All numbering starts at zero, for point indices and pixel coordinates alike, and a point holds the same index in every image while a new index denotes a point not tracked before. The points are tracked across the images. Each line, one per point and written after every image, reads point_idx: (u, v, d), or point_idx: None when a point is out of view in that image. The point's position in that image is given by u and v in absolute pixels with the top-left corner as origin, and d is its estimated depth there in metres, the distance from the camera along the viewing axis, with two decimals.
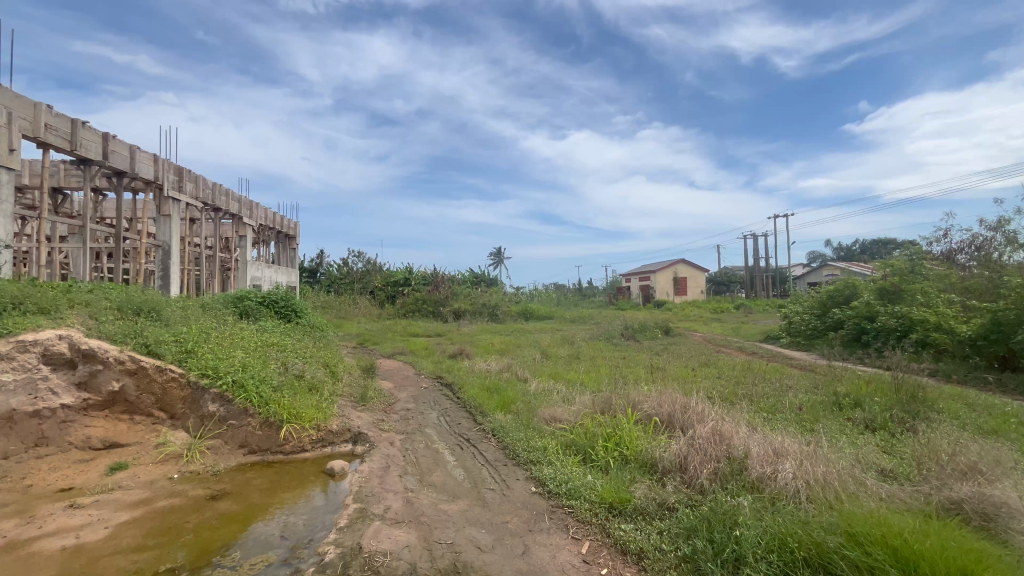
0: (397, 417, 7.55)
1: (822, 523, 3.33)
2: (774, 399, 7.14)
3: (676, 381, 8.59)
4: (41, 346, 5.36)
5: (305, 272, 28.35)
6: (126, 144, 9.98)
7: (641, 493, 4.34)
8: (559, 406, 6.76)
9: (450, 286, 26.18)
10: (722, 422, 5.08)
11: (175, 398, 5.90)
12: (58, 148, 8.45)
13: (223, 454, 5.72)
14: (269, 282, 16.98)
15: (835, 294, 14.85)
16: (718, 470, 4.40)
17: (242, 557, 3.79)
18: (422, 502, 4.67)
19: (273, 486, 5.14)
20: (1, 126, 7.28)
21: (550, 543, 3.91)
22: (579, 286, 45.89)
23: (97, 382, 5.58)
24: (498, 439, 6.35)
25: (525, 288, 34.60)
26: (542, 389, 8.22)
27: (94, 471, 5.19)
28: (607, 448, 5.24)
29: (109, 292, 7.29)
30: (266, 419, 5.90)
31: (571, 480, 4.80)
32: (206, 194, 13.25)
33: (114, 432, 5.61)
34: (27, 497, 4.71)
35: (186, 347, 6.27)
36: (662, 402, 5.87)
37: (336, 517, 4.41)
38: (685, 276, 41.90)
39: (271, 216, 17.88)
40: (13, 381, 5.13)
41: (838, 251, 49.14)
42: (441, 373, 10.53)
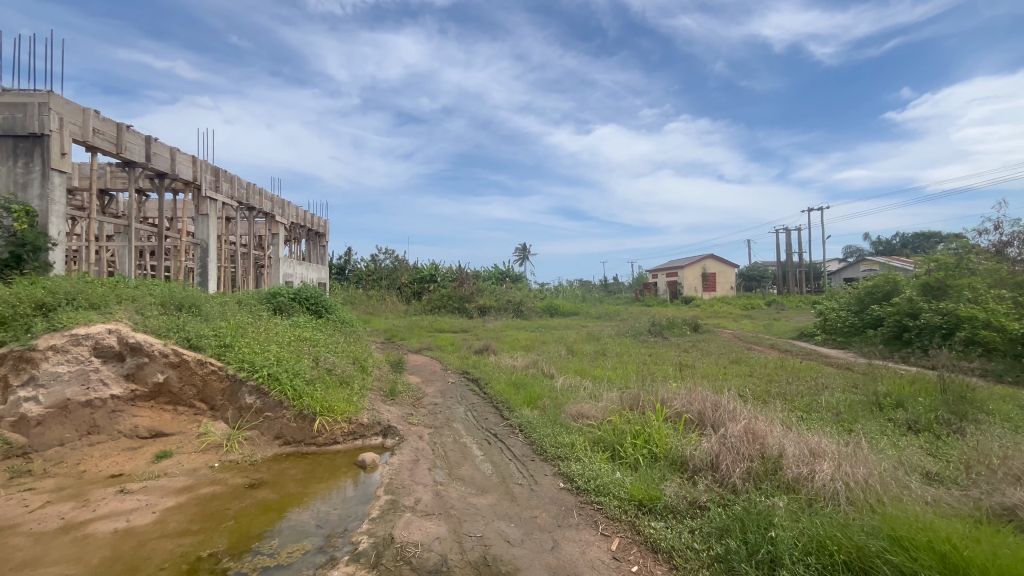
0: (425, 411, 7.67)
1: (862, 526, 3.23)
2: (809, 398, 6.91)
3: (706, 378, 8.42)
4: (92, 340, 5.64)
5: (334, 269, 29.03)
6: (167, 146, 10.41)
7: (671, 491, 4.29)
8: (586, 403, 6.74)
9: (475, 283, 26.35)
10: (754, 421, 4.96)
11: (216, 390, 6.13)
12: (105, 151, 8.87)
13: (260, 445, 5.92)
14: (301, 279, 17.46)
15: (874, 290, 14.19)
16: (751, 469, 4.31)
17: (279, 545, 3.91)
18: (451, 495, 4.73)
19: (307, 477, 5.29)
20: (54, 132, 7.68)
21: (579, 539, 3.91)
22: (605, 282, 45.48)
23: (144, 374, 5.83)
24: (525, 435, 6.37)
25: (549, 284, 34.41)
26: (569, 386, 8.18)
27: (142, 458, 5.46)
28: (635, 444, 5.19)
29: (153, 288, 7.63)
30: (300, 412, 6.09)
31: (599, 476, 4.78)
32: (241, 194, 13.69)
33: (160, 421, 5.85)
34: (81, 482, 5.00)
35: (224, 341, 6.51)
36: (692, 400, 5.78)
37: (368, 508, 4.50)
38: (714, 272, 40.94)
39: (303, 214, 18.39)
40: (67, 372, 5.45)
41: (876, 246, 47.16)
42: (467, 369, 10.61)
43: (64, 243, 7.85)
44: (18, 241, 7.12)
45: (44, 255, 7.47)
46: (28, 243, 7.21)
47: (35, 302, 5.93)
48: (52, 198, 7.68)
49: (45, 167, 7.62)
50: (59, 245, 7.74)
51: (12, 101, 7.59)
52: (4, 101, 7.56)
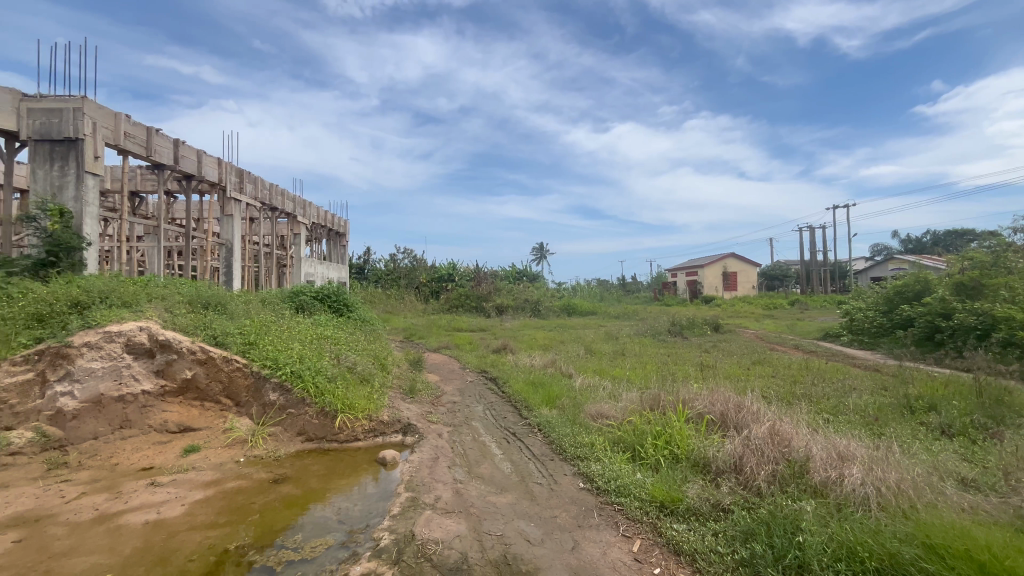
0: (445, 409, 7.72)
1: (894, 533, 3.14)
2: (836, 400, 6.73)
3: (728, 379, 8.28)
4: (124, 337, 5.82)
5: (354, 269, 29.39)
6: (194, 148, 10.69)
7: (694, 493, 4.23)
8: (605, 402, 6.68)
9: (492, 283, 26.39)
10: (780, 423, 4.85)
11: (241, 387, 6.27)
12: (136, 154, 9.14)
13: (283, 441, 6.03)
14: (321, 278, 17.74)
15: (904, 289, 13.75)
16: (776, 472, 4.22)
17: (303, 539, 3.98)
18: (471, 493, 4.74)
19: (329, 473, 5.38)
20: (88, 136, 7.95)
21: (600, 540, 3.88)
22: (623, 281, 45.09)
23: (173, 370, 5.99)
24: (544, 434, 6.36)
25: (566, 284, 34.21)
26: (587, 386, 8.14)
27: (171, 452, 5.61)
28: (656, 445, 5.13)
29: (181, 287, 7.85)
30: (322, 409, 6.19)
31: (619, 477, 4.74)
32: (264, 195, 13.98)
33: (188, 416, 6.01)
34: (114, 475, 5.17)
35: (249, 339, 6.65)
36: (714, 401, 5.68)
37: (389, 505, 4.55)
38: (735, 271, 40.20)
39: (323, 215, 18.67)
40: (101, 368, 5.62)
41: (905, 244, 45.68)
42: (485, 368, 10.64)
43: (96, 243, 8.11)
44: (54, 242, 7.39)
45: (78, 254, 7.73)
46: (62, 244, 7.47)
47: (71, 300, 6.20)
48: (86, 200, 7.95)
49: (80, 170, 7.89)
50: (92, 245, 8.00)
51: (48, 107, 7.85)
52: (41, 106, 7.83)
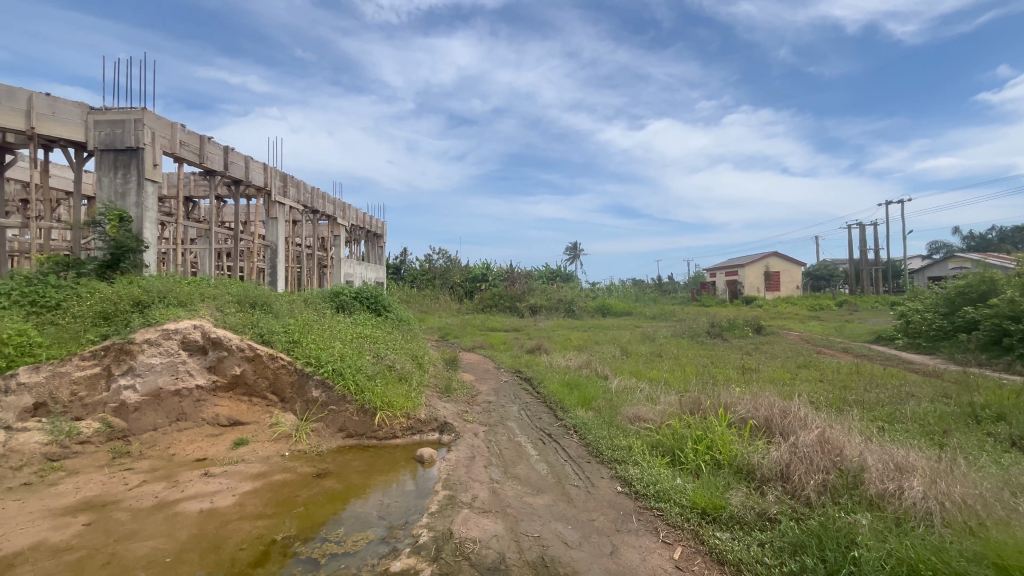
0: (480, 408, 7.78)
1: (962, 551, 2.94)
2: (891, 407, 6.36)
3: (772, 383, 7.95)
4: (180, 334, 6.15)
5: (391, 269, 30.05)
6: (242, 155, 11.21)
7: (737, 501, 4.09)
8: (643, 405, 6.56)
9: (525, 283, 26.41)
10: (830, 429, 4.63)
11: (286, 383, 6.52)
12: (190, 161, 9.66)
13: (325, 436, 6.23)
14: (360, 278, 18.25)
15: (966, 289, 12.85)
16: (827, 482, 4.03)
17: (345, 533, 4.09)
18: (507, 493, 4.75)
19: (369, 469, 5.51)
20: (147, 145, 8.46)
21: (640, 545, 3.81)
22: (659, 281, 44.14)
23: (223, 366, 6.29)
24: (580, 436, 6.30)
25: (600, 284, 33.78)
26: (624, 387, 8.00)
27: (222, 444, 5.90)
28: (696, 450, 5.00)
29: (231, 287, 8.24)
30: (362, 406, 6.36)
31: (659, 482, 4.64)
32: (306, 198, 14.50)
33: (237, 410, 6.30)
34: (172, 465, 5.47)
35: (293, 338, 6.91)
36: (758, 405, 5.47)
37: (427, 502, 4.62)
38: (778, 270, 38.66)
39: (362, 216, 19.18)
40: (159, 363, 5.96)
41: (967, 241, 42.67)
42: (519, 368, 10.66)
43: (155, 246, 8.61)
44: (116, 245, 7.86)
45: (138, 256, 8.22)
46: (124, 247, 7.94)
47: (133, 300, 6.60)
48: (146, 206, 8.46)
49: (141, 178, 8.40)
50: (151, 247, 8.50)
51: (112, 118, 8.39)
52: (106, 118, 8.36)
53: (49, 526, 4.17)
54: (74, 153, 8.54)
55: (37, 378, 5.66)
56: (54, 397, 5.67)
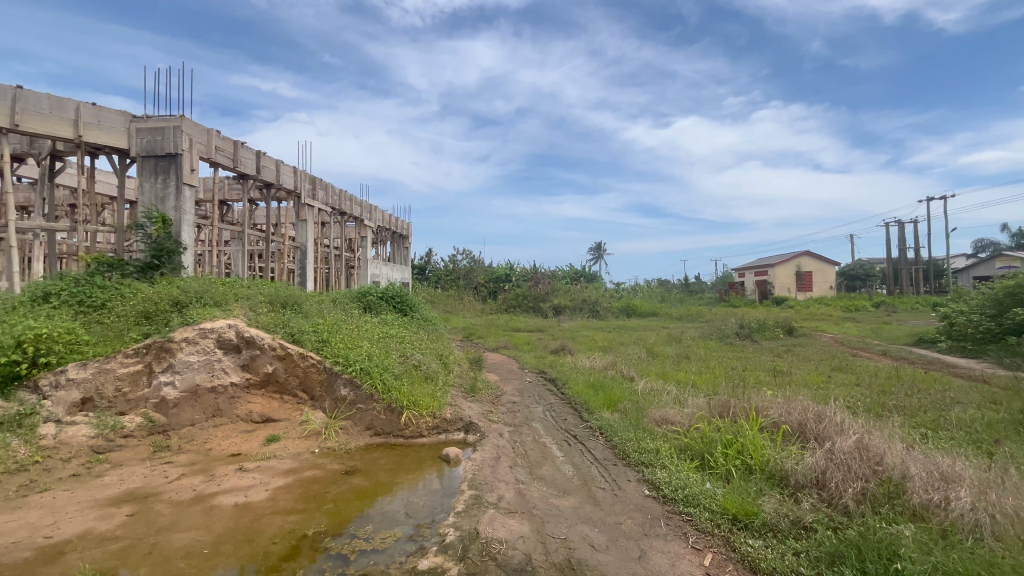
0: (505, 408, 7.79)
1: (1015, 567, 2.79)
2: (935, 413, 6.07)
3: (806, 387, 7.70)
4: (215, 333, 6.36)
5: (416, 269, 30.43)
6: (273, 159, 11.53)
7: (770, 508, 3.98)
8: (670, 407, 6.45)
9: (549, 284, 26.34)
10: (869, 435, 4.46)
11: (316, 381, 6.67)
12: (224, 165, 10.00)
13: (353, 434, 6.35)
14: (386, 279, 18.58)
15: (1016, 290, 12.16)
16: (866, 491, 3.88)
17: (373, 530, 4.15)
18: (533, 494, 4.74)
19: (396, 467, 5.59)
20: (185, 151, 8.79)
21: (668, 551, 3.74)
22: (685, 281, 43.35)
23: (256, 364, 6.47)
24: (606, 438, 6.24)
25: (625, 284, 33.38)
26: (651, 390, 7.89)
27: (256, 440, 6.08)
28: (727, 455, 4.88)
29: (263, 287, 8.48)
30: (389, 405, 6.45)
31: (688, 486, 4.55)
32: (334, 200, 14.81)
33: (270, 408, 6.48)
34: (208, 459, 5.67)
35: (322, 337, 7.06)
36: (791, 410, 5.31)
37: (453, 501, 4.65)
38: (810, 270, 37.46)
39: (388, 217, 19.47)
40: (196, 361, 6.18)
41: (1016, 239, 40.40)
42: (544, 368, 10.64)
43: (192, 248, 8.94)
44: (157, 248, 8.20)
45: (177, 258, 8.55)
46: (164, 249, 8.27)
47: (172, 300, 6.87)
48: (184, 210, 8.79)
49: (180, 183, 8.74)
50: (188, 249, 8.83)
51: (153, 125, 8.75)
52: (147, 125, 8.73)
53: (95, 516, 4.37)
54: (118, 159, 8.94)
55: (84, 374, 5.90)
56: (99, 393, 5.92)
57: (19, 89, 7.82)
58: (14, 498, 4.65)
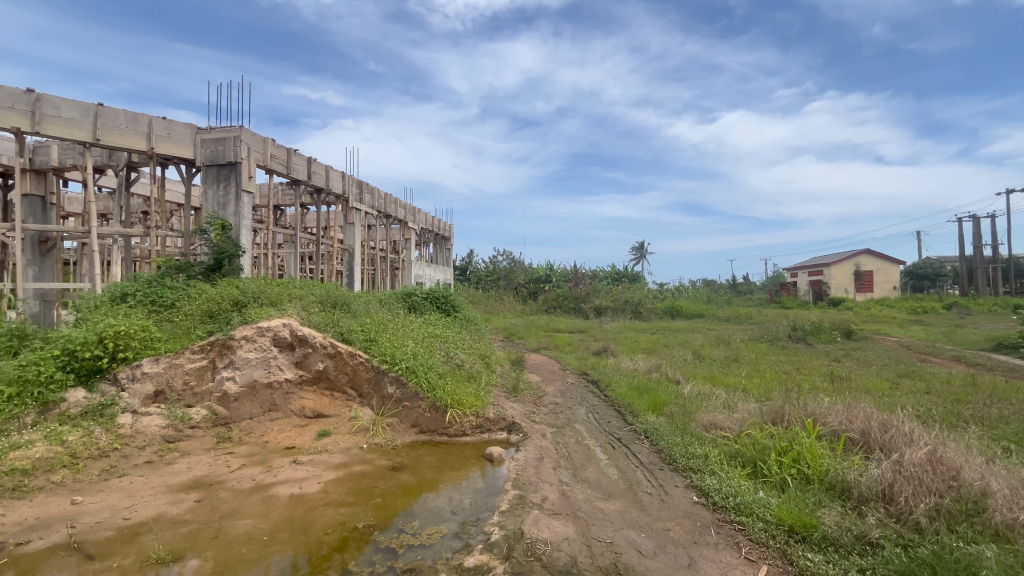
0: (547, 409, 7.77)
1: None
2: (1019, 426, 5.55)
3: (868, 393, 7.23)
4: (271, 331, 6.68)
5: (457, 270, 30.91)
6: (323, 165, 12.02)
7: (831, 521, 3.77)
8: (719, 412, 6.23)
9: (590, 284, 26.07)
10: (942, 447, 4.15)
11: (364, 379, 6.89)
12: (279, 172, 10.51)
13: (399, 431, 6.52)
14: (429, 280, 19.04)
15: None
16: (939, 507, 3.62)
17: (420, 526, 4.24)
18: (578, 496, 4.70)
19: (441, 465, 5.69)
20: (243, 159, 9.31)
21: (719, 560, 3.61)
22: (733, 281, 41.79)
23: (309, 362, 6.75)
24: (651, 441, 6.10)
25: (669, 284, 32.52)
26: (698, 393, 7.65)
27: (308, 435, 6.35)
28: (782, 463, 4.66)
29: (314, 288, 8.85)
30: (433, 403, 6.58)
31: (739, 494, 4.37)
32: (380, 204, 15.28)
33: (321, 403, 6.76)
34: (265, 451, 5.97)
35: (370, 336, 7.29)
36: (853, 418, 5.01)
37: (497, 500, 4.69)
38: (871, 269, 35.21)
39: (430, 220, 19.87)
40: (254, 358, 6.52)
41: None
42: (586, 370, 10.53)
43: (249, 251, 9.44)
44: (218, 251, 8.72)
45: (236, 261, 9.07)
46: (224, 252, 8.80)
47: (233, 300, 7.30)
48: (242, 215, 9.30)
49: (239, 190, 9.26)
50: (246, 252, 9.33)
51: (215, 136, 9.33)
52: (211, 136, 9.32)
53: (167, 500, 4.70)
54: (185, 169, 9.58)
55: (156, 368, 6.33)
56: (170, 385, 6.34)
57: (100, 106, 8.51)
58: (97, 481, 5.07)
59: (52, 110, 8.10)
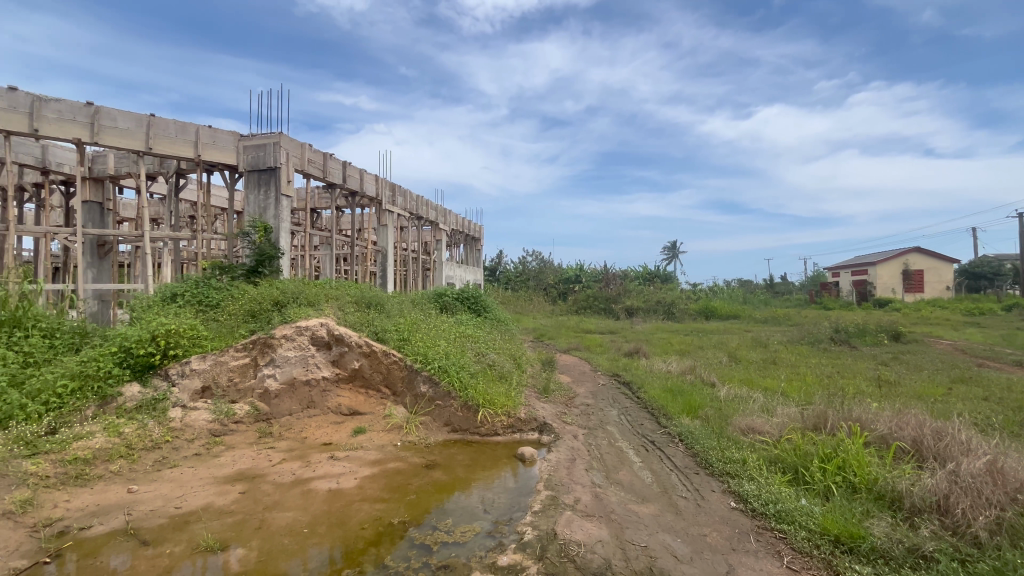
0: (579, 410, 7.72)
1: None
2: None
3: (920, 399, 6.86)
4: (309, 331, 6.89)
5: (487, 271, 31.13)
6: (357, 168, 12.32)
7: (880, 532, 3.61)
8: (757, 416, 6.05)
9: (621, 285, 25.76)
10: (1003, 458, 3.91)
11: (397, 378, 7.02)
12: (315, 176, 10.84)
13: (432, 429, 6.62)
14: (459, 280, 19.25)
15: None
16: (1001, 520, 3.42)
17: (454, 524, 4.29)
18: (611, 499, 4.65)
19: (473, 464, 5.74)
20: (283, 164, 9.65)
21: (760, 569, 3.51)
22: (770, 281, 40.45)
23: (345, 360, 6.93)
24: (686, 445, 5.98)
25: (702, 285, 31.75)
26: (735, 396, 7.43)
27: (344, 431, 6.52)
28: (826, 470, 4.48)
29: (350, 289, 9.08)
30: (465, 403, 6.64)
31: (780, 501, 4.22)
32: (412, 206, 15.54)
33: (357, 401, 6.93)
34: (304, 446, 6.17)
35: (403, 335, 7.42)
36: (903, 425, 4.77)
37: (529, 500, 4.69)
38: (921, 268, 33.40)
39: (461, 221, 20.08)
40: (294, 356, 6.74)
41: None
42: (618, 371, 10.41)
43: (288, 253, 9.77)
44: (260, 253, 9.07)
45: (276, 262, 9.41)
46: (265, 254, 9.14)
47: (274, 300, 7.59)
48: (282, 218, 9.64)
49: (278, 194, 9.61)
50: (285, 254, 9.66)
51: (256, 142, 9.71)
52: (252, 143, 9.70)
53: (214, 491, 4.92)
54: (229, 175, 10.00)
55: (203, 365, 6.64)
56: (216, 381, 6.63)
57: (152, 117, 8.98)
58: (151, 471, 5.36)
59: (109, 121, 8.60)
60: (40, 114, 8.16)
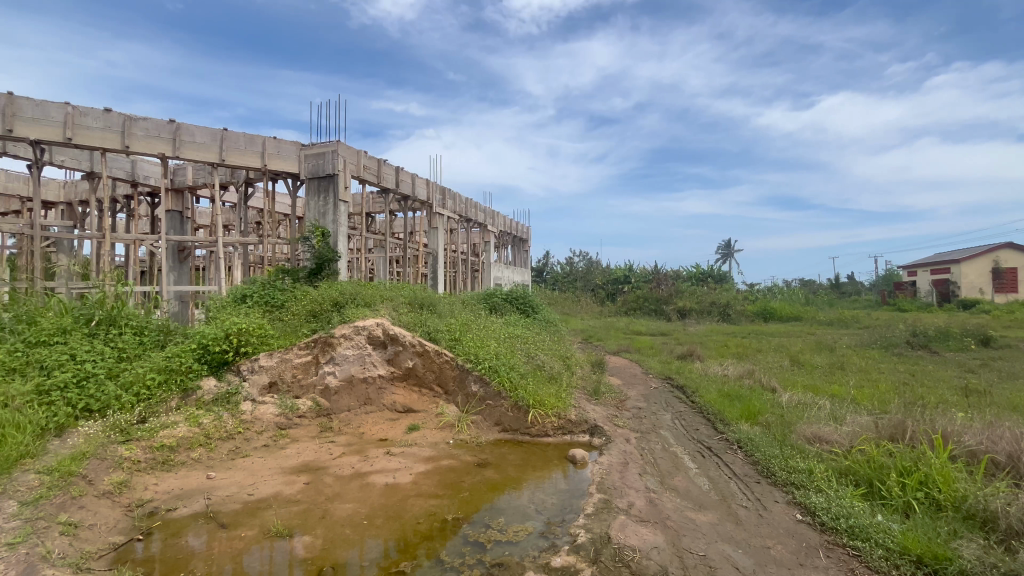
0: (630, 413, 7.58)
1: None
2: None
3: (1015, 411, 6.20)
4: (366, 330, 7.17)
5: (534, 271, 31.17)
6: (409, 173, 12.73)
7: (970, 554, 3.31)
8: (824, 424, 5.70)
9: (673, 285, 25.00)
10: None
11: (449, 377, 7.18)
12: (370, 181, 11.29)
13: (483, 428, 6.71)
14: (507, 281, 19.36)
15: None
16: None
17: (507, 522, 4.33)
18: (666, 505, 4.53)
19: (524, 464, 5.76)
20: (341, 171, 10.12)
21: None
22: (835, 281, 37.94)
23: (399, 359, 7.16)
24: (745, 452, 5.72)
25: (759, 285, 30.23)
26: (798, 403, 7.03)
27: (399, 428, 6.74)
28: (905, 485, 4.15)
29: (403, 290, 9.38)
30: (516, 403, 6.68)
31: (853, 516, 3.96)
32: (461, 208, 15.84)
33: (410, 399, 7.14)
34: (362, 441, 6.44)
35: (454, 335, 7.58)
36: (996, 439, 4.34)
37: (582, 502, 4.66)
38: (1013, 266, 30.19)
39: (509, 223, 20.23)
40: (352, 354, 7.04)
41: None
42: (670, 374, 10.11)
43: (345, 256, 10.22)
44: (319, 256, 9.55)
45: (334, 265, 9.88)
46: (324, 257, 9.61)
47: (334, 301, 7.98)
48: (339, 223, 10.10)
49: (337, 200, 10.08)
50: (342, 257, 10.11)
51: (317, 151, 10.25)
52: (313, 152, 10.25)
53: (282, 481, 5.24)
54: (291, 182, 10.60)
55: (271, 362, 7.08)
56: (281, 378, 7.03)
57: (225, 131, 9.67)
58: (226, 460, 5.83)
59: (189, 136, 9.34)
60: (131, 131, 8.94)
